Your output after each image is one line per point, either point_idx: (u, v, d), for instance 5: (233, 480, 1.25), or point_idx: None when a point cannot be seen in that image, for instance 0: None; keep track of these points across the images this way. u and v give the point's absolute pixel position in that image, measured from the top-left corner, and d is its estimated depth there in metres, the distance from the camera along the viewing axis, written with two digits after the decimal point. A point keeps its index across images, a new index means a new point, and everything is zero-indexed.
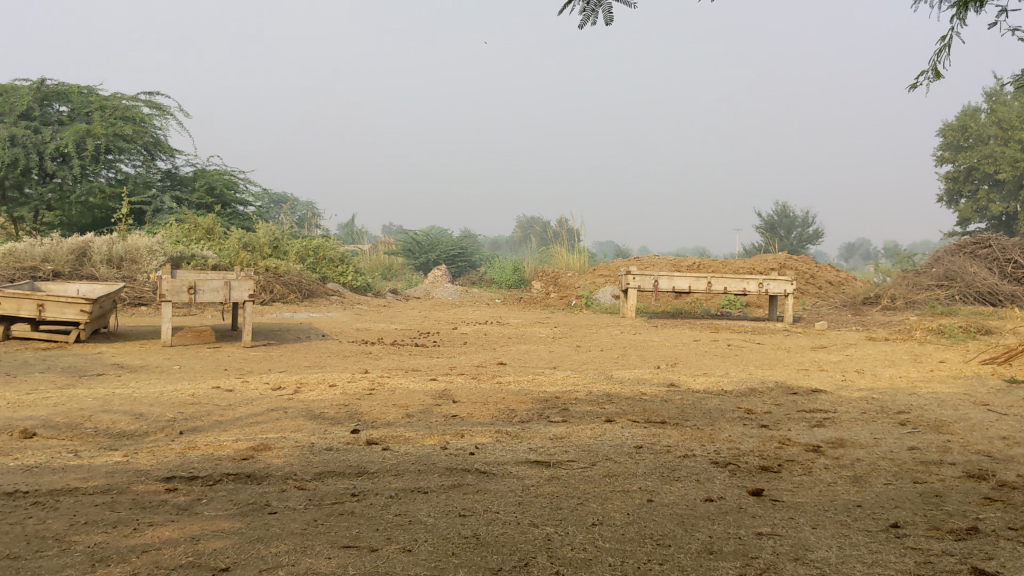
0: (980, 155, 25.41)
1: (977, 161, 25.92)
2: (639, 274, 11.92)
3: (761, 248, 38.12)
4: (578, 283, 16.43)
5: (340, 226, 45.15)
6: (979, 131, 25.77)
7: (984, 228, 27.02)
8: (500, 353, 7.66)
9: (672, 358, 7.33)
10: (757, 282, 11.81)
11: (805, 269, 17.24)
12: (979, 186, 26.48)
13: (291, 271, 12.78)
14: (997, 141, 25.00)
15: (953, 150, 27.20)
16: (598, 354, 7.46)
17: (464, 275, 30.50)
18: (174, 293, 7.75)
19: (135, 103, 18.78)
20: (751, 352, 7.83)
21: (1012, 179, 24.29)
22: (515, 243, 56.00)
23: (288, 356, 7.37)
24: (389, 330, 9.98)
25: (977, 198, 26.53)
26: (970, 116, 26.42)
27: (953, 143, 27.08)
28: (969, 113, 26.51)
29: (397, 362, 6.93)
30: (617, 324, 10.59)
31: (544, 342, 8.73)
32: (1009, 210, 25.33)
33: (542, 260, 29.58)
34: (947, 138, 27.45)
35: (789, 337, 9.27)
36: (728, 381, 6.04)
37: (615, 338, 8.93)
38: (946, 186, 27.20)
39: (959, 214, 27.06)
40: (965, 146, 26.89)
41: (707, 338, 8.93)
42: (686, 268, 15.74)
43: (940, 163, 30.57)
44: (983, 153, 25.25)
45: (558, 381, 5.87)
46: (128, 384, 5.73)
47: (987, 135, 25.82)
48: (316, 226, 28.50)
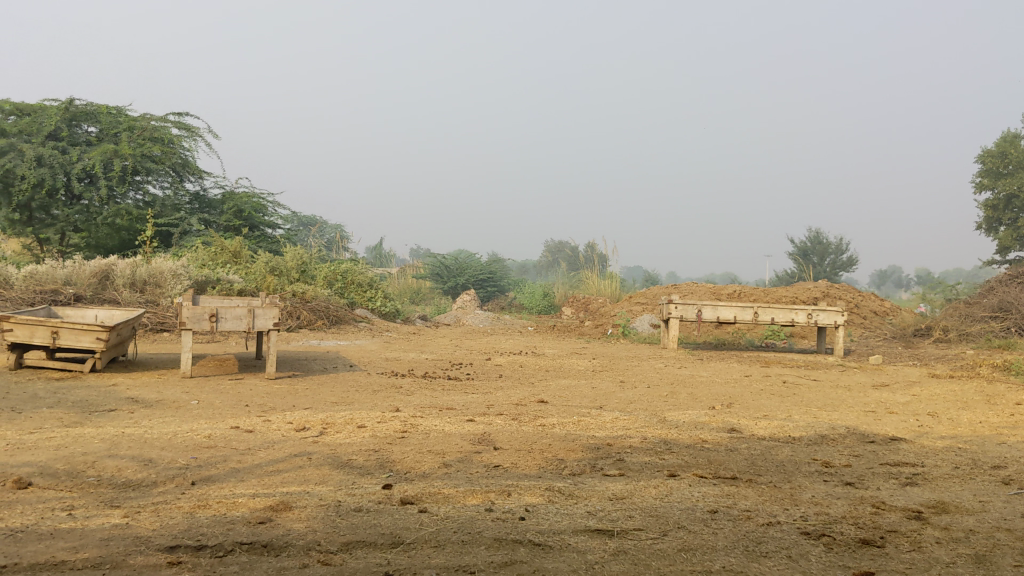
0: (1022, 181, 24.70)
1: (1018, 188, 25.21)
2: (681, 303, 11.38)
3: (793, 275, 37.35)
4: (613, 310, 15.90)
5: (369, 249, 44.91)
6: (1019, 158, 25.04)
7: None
8: (539, 389, 7.16)
9: (726, 397, 6.80)
10: (805, 312, 11.24)
11: (848, 299, 16.61)
12: (1021, 215, 25.67)
13: (319, 297, 12.37)
14: None
15: (993, 177, 26.45)
16: (645, 393, 6.93)
17: (493, 301, 30.06)
18: (195, 320, 7.32)
19: (164, 124, 18.57)
20: (810, 390, 7.27)
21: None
22: (543, 268, 55.55)
23: (314, 389, 6.91)
24: (420, 361, 9.51)
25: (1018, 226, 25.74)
26: (1011, 143, 25.70)
27: (991, 170, 26.37)
28: (1009, 139, 25.81)
29: (430, 399, 6.45)
30: (658, 356, 10.06)
31: (584, 375, 8.22)
32: None
33: (572, 286, 29.06)
34: (987, 165, 26.72)
35: (845, 372, 8.70)
36: (793, 426, 5.49)
37: (660, 373, 8.40)
38: (985, 214, 26.41)
39: (1000, 242, 26.24)
40: (1005, 173, 26.14)
41: (759, 374, 8.37)
42: (726, 297, 15.18)
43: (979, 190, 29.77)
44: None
45: (607, 423, 5.36)
46: (141, 422, 5.29)
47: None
48: (343, 249, 28.19)
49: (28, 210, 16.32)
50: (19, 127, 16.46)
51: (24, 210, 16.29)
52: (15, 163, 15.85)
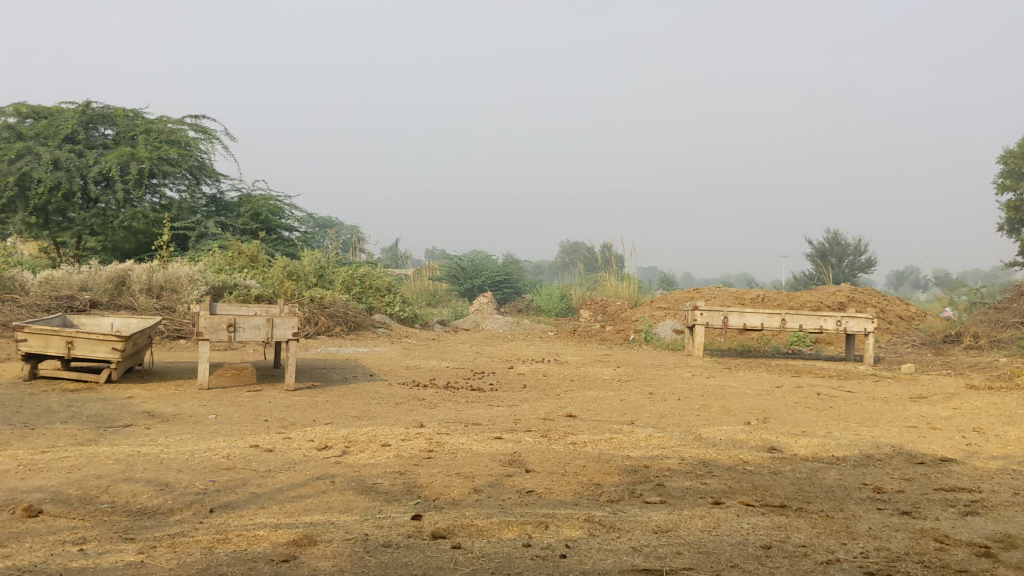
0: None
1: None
2: (707, 309, 11.13)
3: (811, 277, 36.97)
4: (634, 314, 15.65)
5: (384, 250, 44.75)
6: None
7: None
8: (565, 401, 6.93)
9: (761, 411, 6.55)
10: (835, 319, 10.96)
11: (874, 303, 16.29)
12: None
13: (337, 302, 12.19)
14: None
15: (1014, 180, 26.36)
16: (677, 407, 6.69)
17: (510, 303, 29.85)
18: (212, 330, 7.14)
19: (180, 127, 18.46)
20: (846, 403, 7.01)
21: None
22: (559, 269, 55.28)
23: (334, 401, 6.70)
24: (441, 369, 9.29)
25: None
26: None
27: (1014, 171, 25.94)
28: None
29: (454, 413, 6.23)
30: (684, 364, 9.82)
31: (611, 386, 7.99)
32: None
33: (590, 288, 28.78)
34: (1010, 166, 26.30)
35: (879, 382, 8.42)
36: (836, 444, 5.25)
37: (689, 383, 8.15)
38: (1008, 216, 25.98)
39: None
40: None
41: (791, 384, 8.10)
42: (750, 302, 14.91)
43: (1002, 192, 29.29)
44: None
45: (642, 442, 5.13)
46: (157, 439, 5.10)
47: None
48: (360, 251, 28.03)
49: (45, 213, 16.20)
50: (36, 130, 16.37)
51: (41, 213, 16.17)
52: (32, 166, 15.74)
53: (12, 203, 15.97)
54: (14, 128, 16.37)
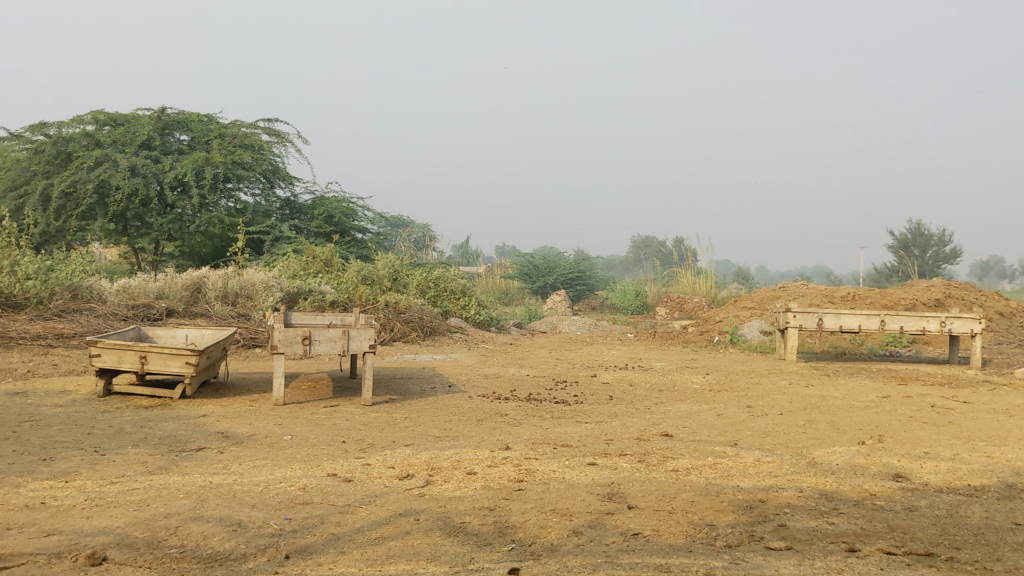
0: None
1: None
2: (800, 311, 10.55)
3: (892, 269, 35.69)
4: (717, 314, 15.08)
5: (455, 247, 44.56)
6: None
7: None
8: (658, 416, 6.49)
9: (873, 428, 6.02)
10: (938, 319, 10.27)
11: (972, 300, 15.44)
12: None
13: (413, 307, 11.92)
14: None
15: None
16: (780, 424, 6.20)
17: (583, 301, 29.41)
18: (287, 344, 6.88)
19: (253, 130, 18.43)
20: (965, 416, 6.43)
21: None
22: (630, 264, 54.60)
23: (414, 418, 6.38)
24: (521, 378, 8.92)
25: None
26: None
27: None
28: None
29: (541, 432, 5.85)
30: (777, 371, 9.29)
31: (704, 397, 7.52)
32: None
33: (665, 283, 28.14)
34: None
35: (995, 390, 7.77)
36: (968, 470, 4.72)
37: (788, 394, 7.62)
38: None
39: None
40: None
41: (898, 394, 7.52)
42: (839, 301, 14.23)
43: None
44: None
45: (750, 470, 4.68)
46: (231, 466, 4.82)
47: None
48: (432, 249, 27.85)
49: (123, 219, 16.27)
50: (113, 137, 16.45)
51: (119, 220, 16.22)
52: (110, 173, 15.80)
53: (91, 210, 16.05)
54: (93, 136, 16.48)
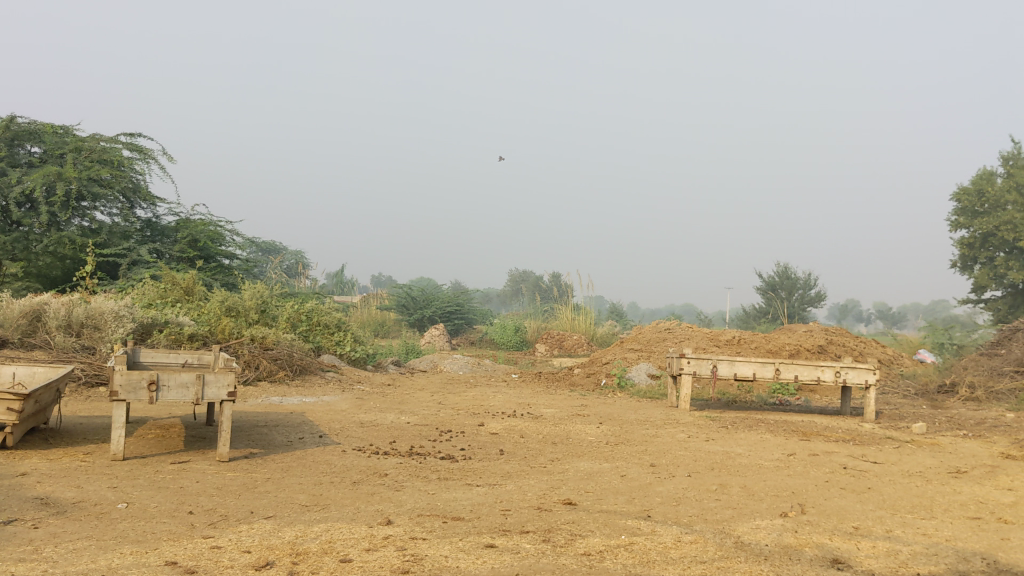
0: (999, 222, 27.49)
1: (994, 227, 27.92)
2: (694, 357, 10.11)
3: (761, 311, 36.40)
4: (602, 354, 14.57)
5: (329, 275, 43.14)
6: (994, 197, 28.28)
7: (999, 295, 28.94)
8: (556, 478, 5.79)
9: (792, 494, 5.48)
10: (833, 369, 9.96)
11: (852, 346, 15.48)
12: (997, 253, 28.27)
13: (281, 342, 10.94)
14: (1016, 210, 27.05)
15: (968, 216, 29.19)
16: (690, 488, 5.58)
17: (460, 335, 28.72)
18: (130, 390, 5.92)
19: (114, 145, 17.05)
20: (882, 481, 5.99)
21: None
22: (508, 296, 54.43)
23: (278, 480, 5.51)
24: (401, 427, 8.10)
25: (993, 265, 28.50)
26: (987, 182, 28.50)
27: (968, 209, 29.15)
28: (985, 178, 28.81)
29: (427, 500, 5.07)
30: (673, 421, 8.76)
31: (602, 452, 6.87)
32: None
33: (544, 318, 27.70)
34: (962, 204, 29.54)
35: (900, 449, 7.44)
36: (910, 554, 4.19)
37: (689, 449, 7.05)
38: (963, 252, 29.05)
39: (977, 280, 28.60)
40: (980, 212, 28.98)
41: (805, 452, 7.05)
42: (725, 344, 13.97)
43: (954, 228, 30.34)
44: (1002, 220, 27.39)
45: (674, 554, 4.03)
46: (45, 551, 3.86)
47: (1004, 200, 27.85)
48: (304, 277, 26.62)
49: None
50: None
51: None
52: None
53: None
54: None
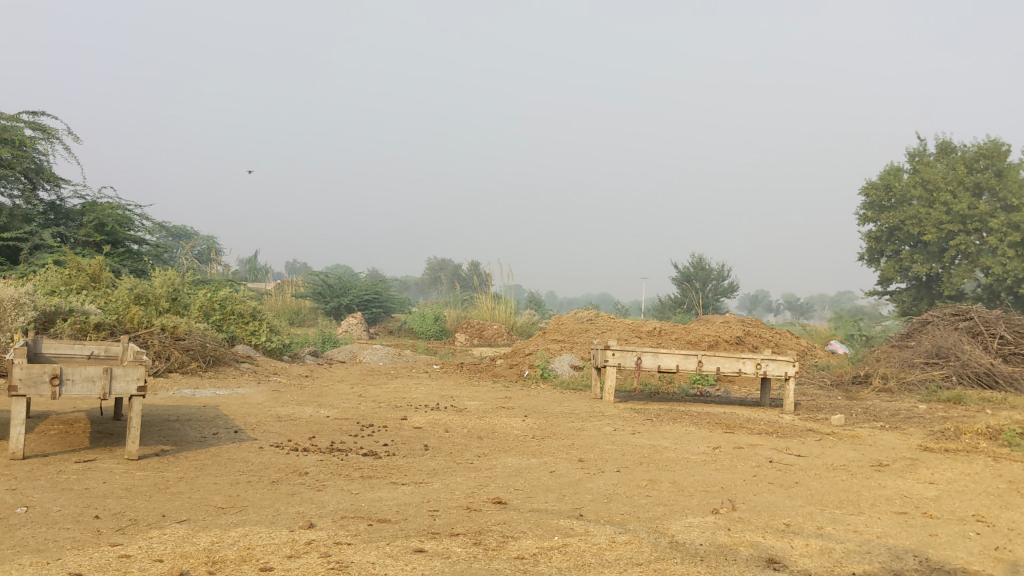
0: (905, 217, 28.32)
1: (899, 221, 28.74)
2: (618, 349, 10.07)
3: (676, 301, 36.86)
4: (523, 345, 14.47)
5: (243, 262, 42.16)
6: (900, 192, 29.10)
7: (904, 287, 29.86)
8: (483, 475, 5.64)
9: (721, 489, 5.43)
10: (754, 360, 10.01)
11: (769, 338, 15.69)
12: (902, 247, 29.14)
13: (194, 332, 10.53)
14: (921, 205, 27.92)
15: (876, 210, 29.98)
16: (620, 484, 5.49)
17: (378, 324, 28.36)
18: (30, 384, 5.55)
19: (14, 124, 16.24)
20: (808, 475, 5.99)
21: (935, 241, 27.56)
22: (426, 285, 54.13)
23: (191, 480, 5.23)
24: (320, 421, 7.84)
25: (899, 258, 29.37)
26: (893, 177, 29.29)
27: (875, 203, 29.94)
28: (891, 174, 29.62)
29: (351, 501, 4.87)
30: (598, 413, 8.69)
31: (528, 447, 6.74)
32: (931, 271, 28.28)
33: (463, 307, 27.52)
34: (869, 198, 30.33)
35: (822, 442, 7.50)
36: (843, 552, 4.15)
37: (616, 443, 6.97)
38: (870, 245, 29.85)
39: (883, 273, 29.47)
40: (886, 206, 29.79)
41: (730, 446, 7.05)
42: (645, 335, 14.00)
43: (862, 221, 31.20)
44: (908, 214, 28.21)
45: (609, 556, 3.91)
46: None
47: (909, 195, 28.66)
48: (217, 264, 25.89)
49: None
50: None
51: None
52: None
53: None
54: None
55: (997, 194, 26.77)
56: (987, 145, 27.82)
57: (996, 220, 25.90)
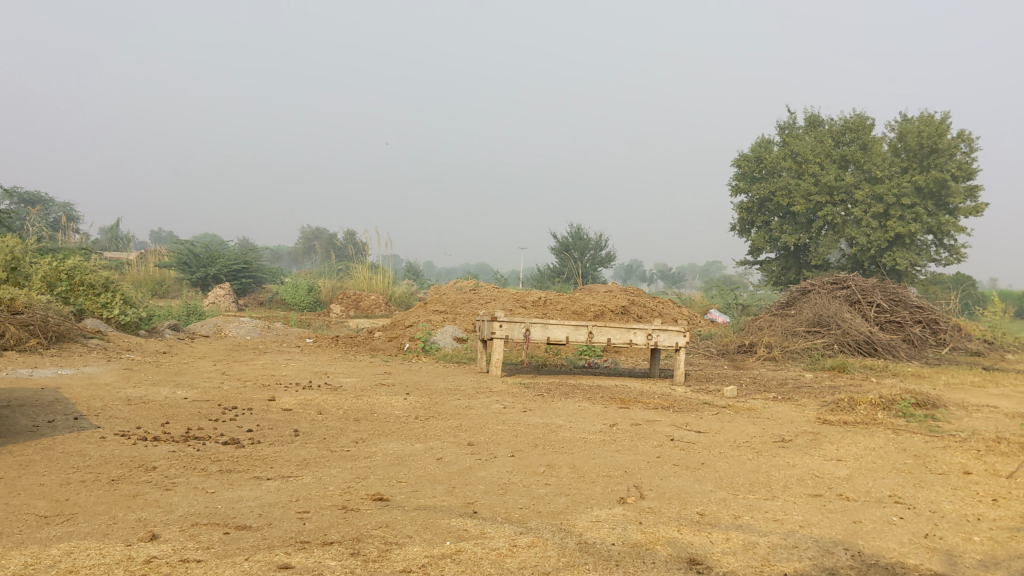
0: (775, 188, 28.73)
1: (770, 192, 29.16)
2: (505, 320, 9.52)
3: (555, 271, 36.69)
4: (402, 317, 13.77)
5: (103, 230, 39.79)
6: (770, 164, 29.47)
7: (773, 257, 30.39)
8: (362, 466, 4.98)
9: (625, 475, 4.94)
10: (644, 331, 9.63)
11: (653, 307, 15.45)
12: (772, 217, 29.63)
13: (35, 306, 9.42)
14: (791, 176, 28.38)
15: (747, 181, 30.30)
16: (515, 471, 4.93)
17: (248, 296, 27.08)
18: None
19: None
20: (714, 455, 5.57)
21: (803, 212, 28.11)
22: (299, 254, 52.55)
23: (12, 481, 4.40)
24: (177, 404, 7.01)
25: (768, 228, 29.83)
26: (764, 149, 29.65)
27: (747, 174, 30.26)
28: (762, 146, 29.98)
29: (205, 503, 4.15)
30: (484, 389, 8.12)
31: (411, 430, 6.10)
32: (800, 241, 28.87)
33: (338, 277, 26.53)
34: (741, 170, 30.62)
35: (721, 417, 7.14)
36: (769, 548, 3.71)
37: (507, 422, 6.42)
38: (742, 216, 30.21)
39: (753, 242, 29.91)
40: (757, 177, 30.16)
41: (626, 423, 6.59)
42: (530, 305, 13.51)
43: (735, 191, 31.53)
44: (778, 185, 28.64)
45: (510, 565, 3.34)
46: None
47: (779, 167, 29.05)
48: (71, 232, 24.11)
49: None
50: None
51: None
52: None
53: None
54: None
55: (862, 165, 27.35)
56: (853, 118, 28.27)
57: (861, 192, 26.52)
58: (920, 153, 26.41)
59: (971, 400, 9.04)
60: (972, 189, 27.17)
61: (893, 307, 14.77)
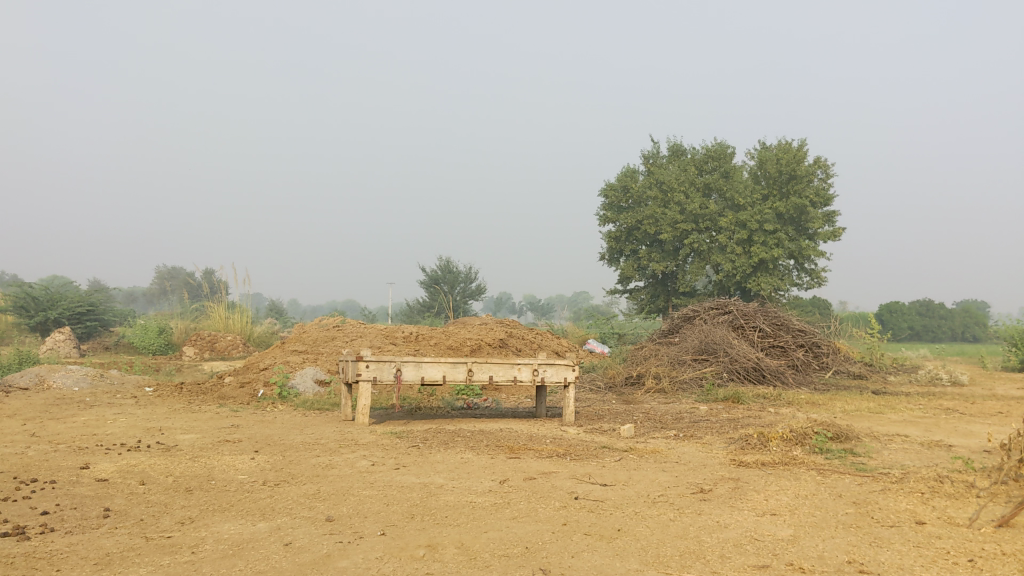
0: (641, 217, 28.42)
1: (637, 222, 28.80)
2: (374, 361, 8.37)
3: (424, 305, 35.53)
4: (259, 357, 12.36)
5: None
6: (636, 194, 29.11)
7: (641, 285, 30.01)
8: (184, 562, 3.76)
9: (526, 553, 3.91)
10: (530, 367, 8.66)
11: (531, 339, 14.56)
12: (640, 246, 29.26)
13: None
14: (656, 204, 28.10)
15: (614, 211, 29.83)
16: (388, 557, 3.83)
17: (94, 340, 24.73)
18: None
19: None
20: (630, 517, 4.61)
21: (670, 240, 27.95)
22: (153, 294, 49.67)
23: None
24: None
25: (637, 257, 29.44)
26: (629, 178, 29.36)
27: (614, 204, 29.84)
28: (628, 176, 29.71)
29: None
30: (347, 441, 6.94)
31: (256, 502, 4.89)
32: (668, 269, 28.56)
33: (193, 318, 24.56)
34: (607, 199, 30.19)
35: (625, 463, 6.21)
36: None
37: (376, 485, 5.29)
38: (610, 245, 29.68)
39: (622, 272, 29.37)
40: (624, 207, 29.79)
41: (520, 477, 5.57)
42: (400, 341, 12.37)
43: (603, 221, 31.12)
44: (644, 215, 28.39)
45: None
46: None
47: (645, 196, 28.84)
48: None
49: None
50: None
51: None
52: None
53: None
54: None
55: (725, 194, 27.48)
56: (714, 147, 28.64)
57: (725, 219, 26.54)
58: (779, 179, 26.59)
59: (877, 429, 8.43)
60: (829, 214, 27.65)
61: (776, 331, 14.34)
